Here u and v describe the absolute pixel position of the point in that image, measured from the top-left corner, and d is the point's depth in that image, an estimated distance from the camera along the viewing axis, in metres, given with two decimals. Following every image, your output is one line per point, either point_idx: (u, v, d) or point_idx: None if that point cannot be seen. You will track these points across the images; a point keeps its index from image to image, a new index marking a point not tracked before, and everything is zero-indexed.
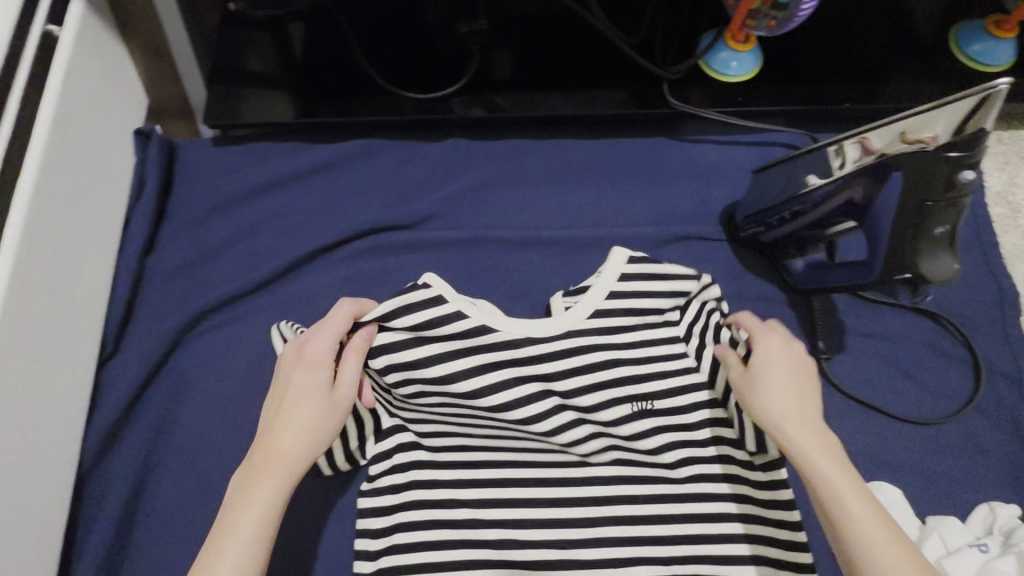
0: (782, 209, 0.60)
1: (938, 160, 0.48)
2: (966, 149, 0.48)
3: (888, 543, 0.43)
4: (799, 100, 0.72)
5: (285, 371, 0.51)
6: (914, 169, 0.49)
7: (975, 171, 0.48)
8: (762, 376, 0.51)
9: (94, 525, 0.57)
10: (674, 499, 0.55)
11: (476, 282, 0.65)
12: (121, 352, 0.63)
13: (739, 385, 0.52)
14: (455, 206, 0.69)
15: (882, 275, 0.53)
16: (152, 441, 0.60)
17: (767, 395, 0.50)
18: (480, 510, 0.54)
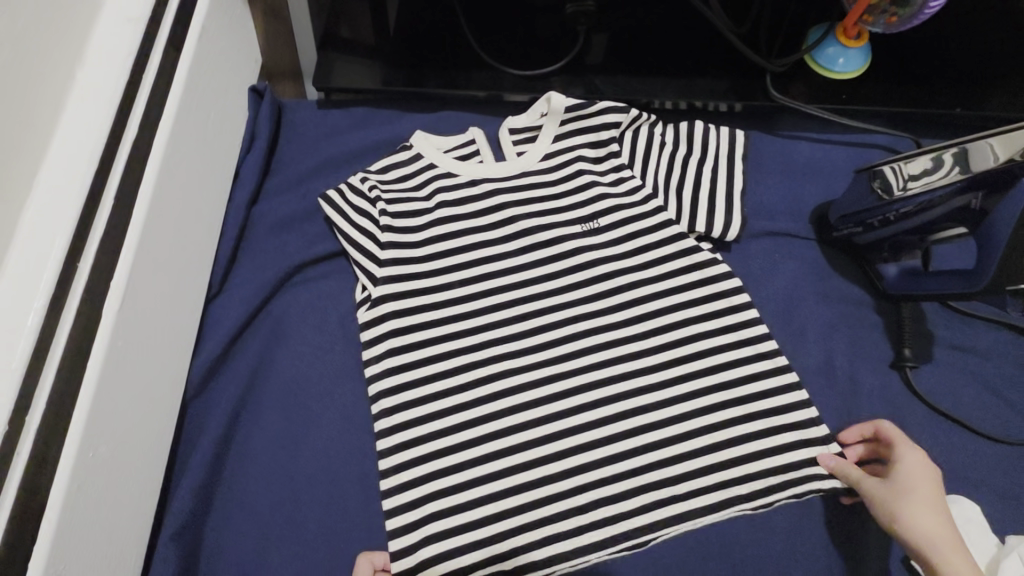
0: (883, 210, 0.60)
1: None
2: None
3: None
4: (904, 101, 0.70)
5: None
6: None
7: None
8: (908, 495, 0.53)
9: (195, 449, 0.61)
10: (731, 473, 0.59)
11: (562, 260, 0.68)
12: (224, 294, 0.68)
13: (880, 494, 0.55)
14: (547, 184, 0.71)
15: (992, 283, 0.55)
16: (249, 378, 0.65)
17: (913, 511, 0.52)
18: (523, 465, 0.59)
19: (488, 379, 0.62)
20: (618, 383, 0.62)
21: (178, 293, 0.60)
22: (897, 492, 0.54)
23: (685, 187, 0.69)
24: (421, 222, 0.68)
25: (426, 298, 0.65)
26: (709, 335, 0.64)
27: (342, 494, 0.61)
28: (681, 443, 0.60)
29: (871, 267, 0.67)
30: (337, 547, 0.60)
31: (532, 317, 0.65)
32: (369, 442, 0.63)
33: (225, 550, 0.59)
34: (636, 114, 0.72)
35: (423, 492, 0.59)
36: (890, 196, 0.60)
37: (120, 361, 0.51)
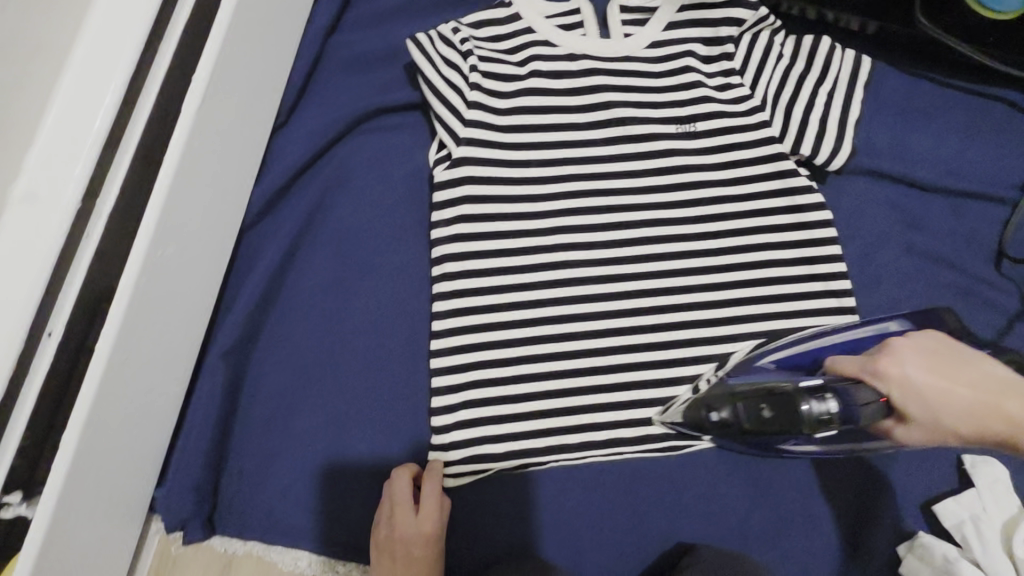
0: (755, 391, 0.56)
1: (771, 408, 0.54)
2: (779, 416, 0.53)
3: (955, 390, 0.50)
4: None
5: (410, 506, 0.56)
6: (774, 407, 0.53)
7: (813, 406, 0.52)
8: (931, 394, 0.51)
9: (248, 278, 0.60)
10: None
11: (650, 159, 0.64)
12: (291, 124, 0.63)
13: (911, 406, 0.51)
14: (649, 74, 0.66)
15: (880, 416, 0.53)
16: (308, 218, 0.63)
17: (944, 396, 0.50)
18: (575, 355, 0.59)
19: (554, 267, 0.61)
20: (685, 293, 0.61)
21: (250, 110, 0.56)
22: (922, 400, 0.51)
23: (796, 105, 0.64)
24: (509, 88, 0.63)
25: (504, 169, 0.61)
26: (786, 263, 0.62)
27: (391, 348, 0.61)
28: (712, 364, 0.60)
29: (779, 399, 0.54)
30: (379, 397, 0.60)
31: (609, 213, 0.62)
32: (424, 305, 0.62)
33: (268, 380, 0.59)
34: (763, 13, 0.66)
35: (473, 361, 0.59)
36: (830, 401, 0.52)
37: (190, 168, 0.49)
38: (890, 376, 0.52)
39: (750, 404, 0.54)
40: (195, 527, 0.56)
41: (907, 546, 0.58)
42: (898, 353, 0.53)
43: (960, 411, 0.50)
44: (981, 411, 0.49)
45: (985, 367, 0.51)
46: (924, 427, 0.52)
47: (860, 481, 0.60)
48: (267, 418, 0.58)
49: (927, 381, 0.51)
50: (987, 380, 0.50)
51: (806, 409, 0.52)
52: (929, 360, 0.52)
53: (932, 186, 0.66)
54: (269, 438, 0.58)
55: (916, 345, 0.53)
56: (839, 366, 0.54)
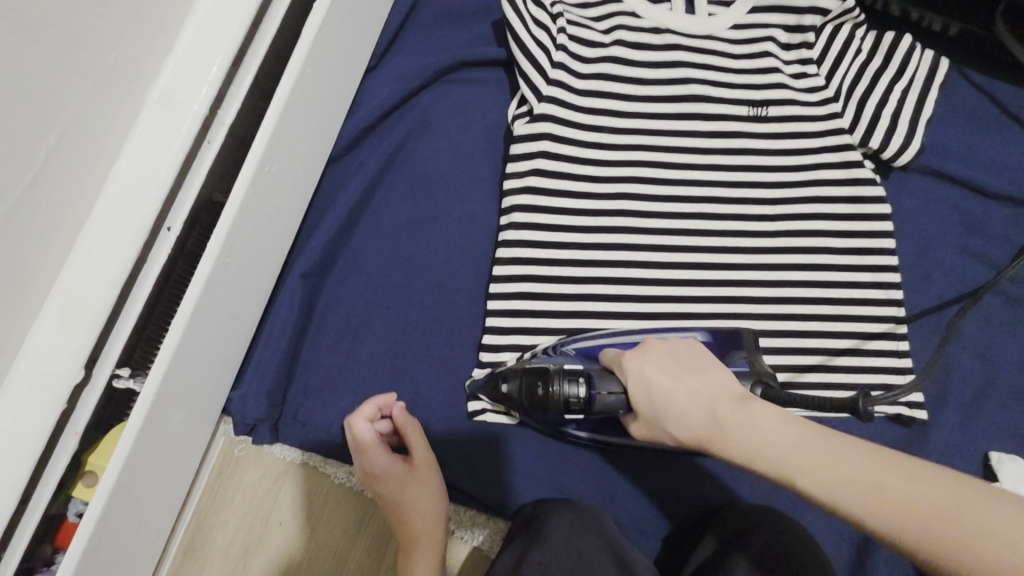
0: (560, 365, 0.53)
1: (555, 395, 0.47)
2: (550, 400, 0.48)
3: (680, 390, 0.42)
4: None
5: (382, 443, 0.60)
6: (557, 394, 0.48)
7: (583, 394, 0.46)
8: (641, 383, 0.44)
9: (330, 208, 0.63)
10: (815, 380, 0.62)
11: (721, 137, 0.66)
12: (381, 67, 0.66)
13: (634, 396, 0.44)
14: (728, 55, 0.68)
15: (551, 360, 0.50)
16: (390, 157, 0.65)
17: (646, 377, 0.44)
18: (626, 316, 0.62)
19: (616, 229, 0.63)
20: (738, 270, 0.63)
21: (353, 46, 0.59)
22: (632, 382, 0.44)
23: (869, 99, 0.66)
24: (593, 54, 0.66)
25: (579, 129, 0.63)
26: (840, 251, 0.64)
27: (456, 287, 0.64)
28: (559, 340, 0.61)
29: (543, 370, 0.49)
30: (439, 334, 0.63)
31: (674, 184, 0.64)
32: (488, 252, 0.65)
33: (340, 305, 0.62)
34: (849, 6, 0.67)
35: (528, 308, 0.61)
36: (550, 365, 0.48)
37: (302, 89, 0.52)
38: (628, 373, 0.45)
39: (531, 380, 0.49)
40: (263, 431, 0.60)
41: None
42: (646, 352, 0.45)
43: (672, 410, 0.42)
44: (691, 408, 0.41)
45: (713, 371, 0.43)
46: (652, 426, 0.44)
47: None
48: (337, 339, 0.62)
49: (663, 383, 0.43)
50: (720, 387, 0.42)
51: (554, 390, 0.47)
52: (669, 361, 0.44)
53: (991, 190, 0.67)
54: (336, 358, 0.61)
55: (668, 348, 0.45)
56: (609, 358, 0.48)
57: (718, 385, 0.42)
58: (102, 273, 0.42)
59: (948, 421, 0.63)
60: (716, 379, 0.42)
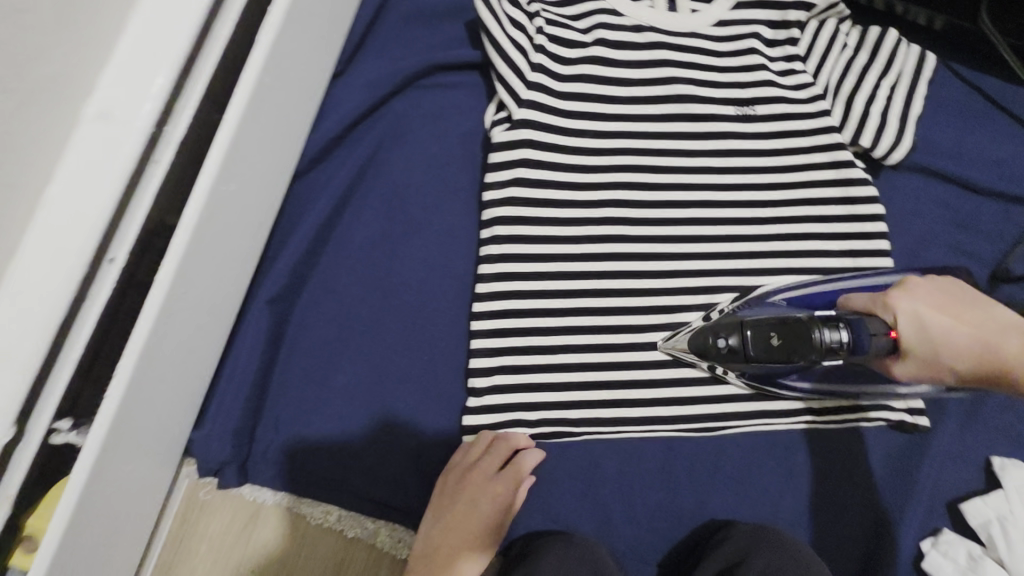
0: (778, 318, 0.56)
1: (798, 341, 0.54)
2: (806, 351, 0.54)
3: (946, 318, 0.54)
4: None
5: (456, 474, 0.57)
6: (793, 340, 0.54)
7: (841, 332, 0.54)
8: (911, 318, 0.55)
9: (296, 227, 0.58)
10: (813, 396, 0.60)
11: (708, 138, 0.63)
12: (349, 73, 0.62)
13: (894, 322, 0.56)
14: (713, 53, 0.65)
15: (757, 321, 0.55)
16: (361, 169, 0.61)
17: (921, 313, 0.55)
18: (617, 329, 0.59)
19: (603, 239, 0.60)
20: (732, 276, 0.61)
21: (316, 51, 0.55)
22: (888, 310, 0.56)
23: (857, 97, 0.64)
24: (574, 55, 0.62)
25: (560, 137, 0.60)
26: (833, 255, 0.62)
27: (437, 307, 0.60)
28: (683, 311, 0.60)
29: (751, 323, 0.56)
30: (422, 356, 0.59)
31: (662, 189, 0.61)
32: (470, 267, 0.61)
33: (311, 331, 0.58)
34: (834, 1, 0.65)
35: (516, 325, 0.58)
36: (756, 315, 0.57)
37: (259, 101, 0.47)
38: (900, 308, 0.56)
39: (759, 330, 0.55)
40: (230, 473, 0.55)
41: (930, 542, 0.58)
42: (914, 291, 0.56)
43: (957, 344, 0.54)
44: (971, 344, 0.53)
45: (991, 310, 0.54)
46: (922, 361, 0.56)
47: (890, 473, 0.61)
48: (309, 369, 0.57)
49: (940, 317, 0.55)
50: (1002, 324, 0.53)
51: (817, 337, 0.54)
52: (939, 299, 0.56)
53: (981, 187, 0.66)
54: (308, 389, 0.57)
55: (932, 287, 0.57)
56: (856, 302, 0.58)
57: (988, 317, 0.54)
58: (35, 313, 0.37)
59: (947, 426, 0.62)
60: (990, 313, 0.54)
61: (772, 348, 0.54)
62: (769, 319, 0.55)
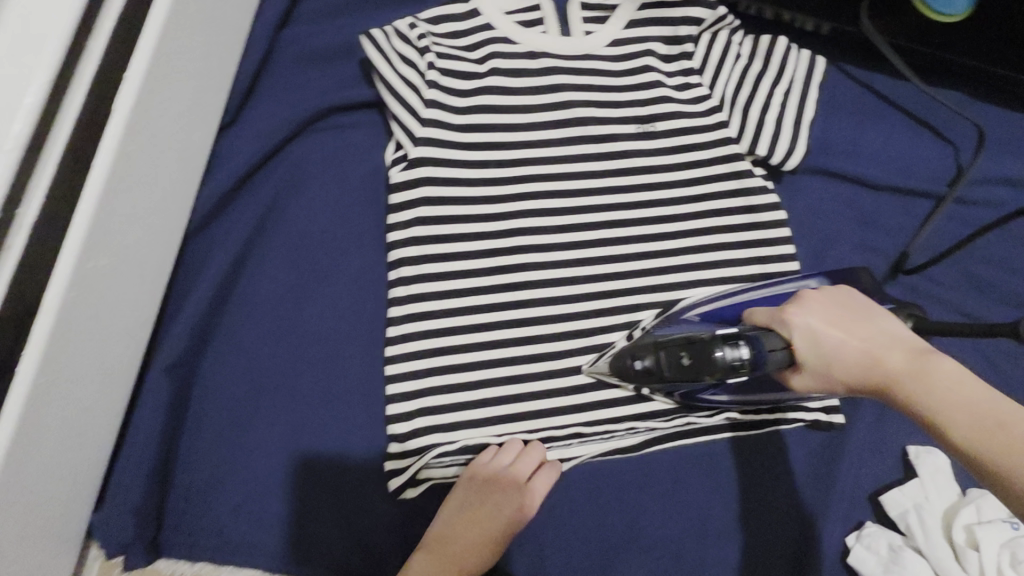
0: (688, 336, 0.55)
1: (706, 361, 0.51)
2: (711, 368, 0.51)
3: (840, 335, 0.48)
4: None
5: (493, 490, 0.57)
6: (700, 360, 0.52)
7: (746, 350, 0.50)
8: (801, 331, 0.49)
9: (193, 287, 0.57)
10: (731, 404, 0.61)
11: (610, 160, 0.63)
12: (240, 123, 0.60)
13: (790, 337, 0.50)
14: (610, 74, 0.65)
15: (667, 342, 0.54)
16: (260, 221, 0.60)
17: (815, 327, 0.49)
18: (533, 358, 0.59)
19: (512, 269, 0.60)
20: (643, 295, 0.61)
21: (195, 107, 0.53)
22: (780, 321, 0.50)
23: (753, 105, 0.65)
24: (470, 86, 0.61)
25: (460, 172, 0.59)
26: (741, 263, 0.63)
27: (348, 354, 0.59)
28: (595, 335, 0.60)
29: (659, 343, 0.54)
30: (338, 407, 0.58)
31: (569, 214, 0.62)
32: (380, 309, 0.60)
33: (218, 393, 0.56)
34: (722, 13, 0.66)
35: (432, 365, 0.58)
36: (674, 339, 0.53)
37: (126, 170, 0.45)
38: (792, 323, 0.50)
39: (669, 351, 0.53)
40: (137, 551, 0.54)
41: (854, 536, 0.60)
42: (804, 304, 0.50)
43: (847, 361, 0.47)
44: (855, 361, 0.47)
45: (882, 323, 0.48)
46: (819, 376, 0.49)
47: (812, 473, 0.62)
48: (219, 432, 0.56)
49: (830, 333, 0.48)
50: (890, 338, 0.47)
51: (719, 356, 0.50)
52: (834, 312, 0.49)
53: (879, 183, 0.68)
54: (218, 455, 0.55)
55: (829, 298, 0.50)
56: (756, 315, 0.53)
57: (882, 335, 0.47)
58: None
59: (863, 421, 0.64)
60: (880, 328, 0.48)
61: (682, 369, 0.52)
62: (676, 338, 0.54)
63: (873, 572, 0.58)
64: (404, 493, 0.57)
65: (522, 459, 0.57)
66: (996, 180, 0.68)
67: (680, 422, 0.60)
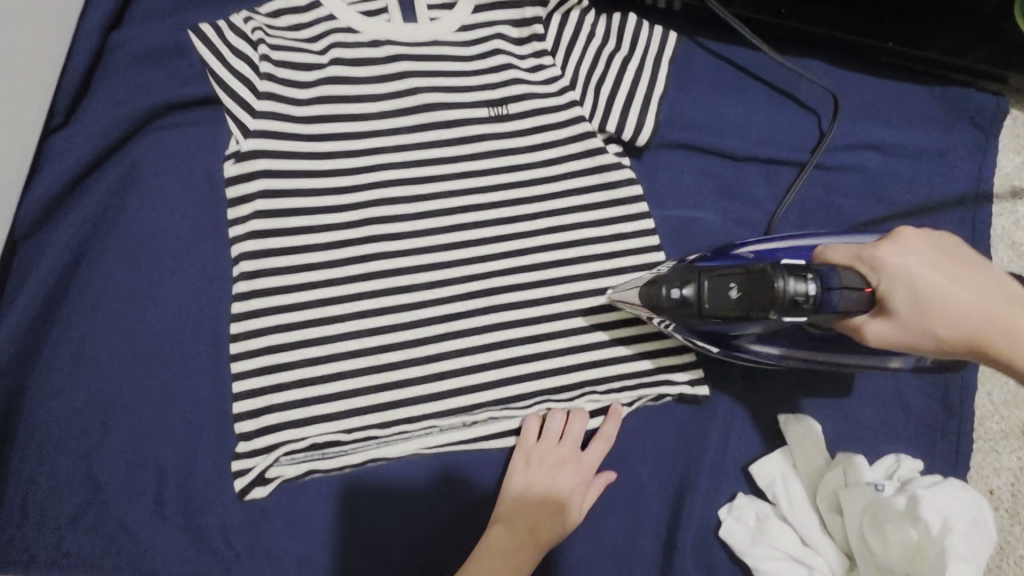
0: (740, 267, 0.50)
1: (761, 292, 0.46)
2: (762, 304, 0.46)
3: (944, 283, 0.50)
4: (909, 42, 0.67)
5: (562, 457, 0.58)
6: (751, 291, 0.46)
7: (813, 287, 0.46)
8: (897, 275, 0.50)
9: (20, 294, 0.55)
10: (591, 382, 0.59)
11: (464, 144, 0.62)
12: (71, 125, 0.59)
13: (877, 280, 0.50)
14: (458, 59, 0.64)
15: (717, 271, 0.48)
16: (95, 224, 0.58)
17: (907, 270, 0.50)
18: (385, 348, 0.57)
19: (361, 259, 0.58)
20: (497, 277, 0.60)
21: (3, 108, 0.51)
22: (871, 262, 0.50)
23: (604, 83, 0.65)
24: (310, 78, 0.60)
25: (301, 164, 0.58)
26: (600, 240, 0.62)
27: (191, 356, 0.56)
28: (448, 323, 0.58)
29: (711, 271, 0.49)
30: (182, 410, 0.56)
31: (421, 201, 0.60)
32: (223, 307, 0.58)
33: (50, 402, 0.54)
34: None
35: (276, 361, 0.56)
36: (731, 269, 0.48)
37: None
38: (888, 264, 0.50)
39: (717, 280, 0.47)
40: None
41: (727, 508, 0.59)
42: (905, 245, 0.50)
43: (959, 311, 0.49)
44: (966, 312, 0.49)
45: (983, 274, 0.51)
46: (902, 323, 0.50)
47: (684, 447, 0.61)
48: (54, 441, 0.54)
49: (931, 278, 0.50)
50: (997, 290, 0.50)
51: (781, 287, 0.45)
52: (929, 256, 0.50)
53: (741, 154, 0.68)
54: (51, 467, 0.53)
55: (921, 241, 0.51)
56: (830, 256, 0.52)
57: (993, 287, 0.50)
58: None
59: (736, 392, 0.63)
60: (992, 278, 0.51)
61: (732, 303, 0.47)
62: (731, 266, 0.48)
63: (742, 543, 0.57)
64: (252, 493, 0.55)
65: (571, 429, 0.59)
66: (856, 145, 0.69)
67: (542, 404, 0.59)
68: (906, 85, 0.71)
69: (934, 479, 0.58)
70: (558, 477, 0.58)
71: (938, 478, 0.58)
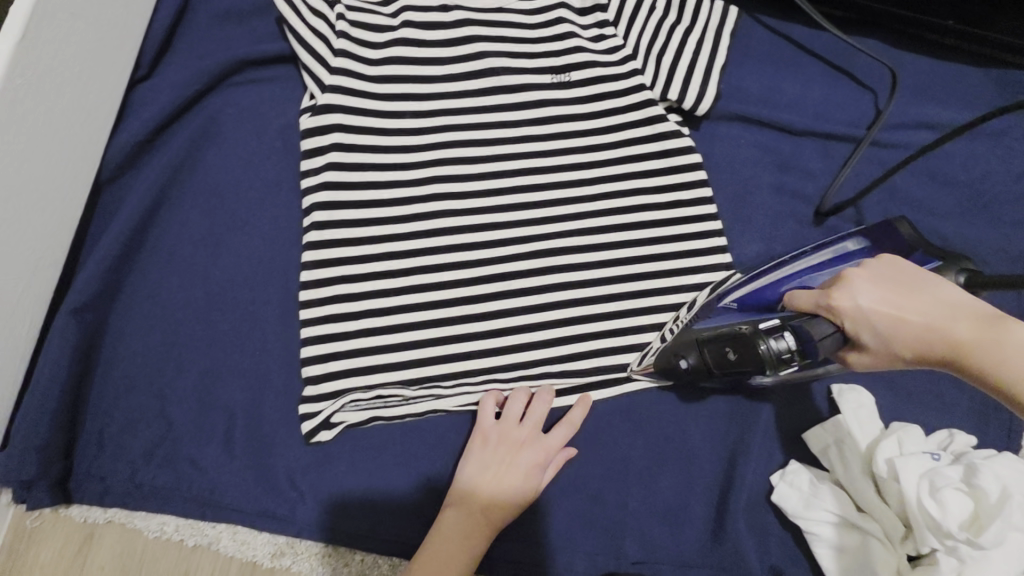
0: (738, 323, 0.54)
1: (749, 354, 0.50)
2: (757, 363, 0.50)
3: (902, 311, 0.45)
4: (976, 20, 0.67)
5: (523, 438, 0.57)
6: (743, 354, 0.51)
7: (793, 340, 0.49)
8: (847, 307, 0.46)
9: (103, 236, 0.58)
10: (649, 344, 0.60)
11: (527, 108, 0.64)
12: (154, 78, 0.61)
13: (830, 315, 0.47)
14: (522, 27, 0.65)
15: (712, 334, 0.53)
16: (174, 172, 0.60)
17: (860, 301, 0.46)
18: (448, 302, 0.58)
19: (426, 215, 0.60)
20: (558, 238, 0.61)
21: (101, 52, 0.54)
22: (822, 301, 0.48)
23: (666, 53, 0.66)
24: (381, 39, 0.62)
25: (373, 120, 0.60)
26: (658, 206, 0.63)
27: (262, 301, 0.58)
28: (509, 280, 0.60)
29: (704, 337, 0.53)
30: (251, 352, 0.57)
31: (484, 163, 0.62)
32: (295, 256, 0.59)
33: (129, 339, 0.57)
34: None
35: (344, 309, 0.57)
36: (725, 333, 0.52)
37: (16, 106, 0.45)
38: (837, 301, 0.47)
39: (712, 349, 0.52)
40: (40, 493, 0.53)
41: (779, 474, 0.60)
42: (851, 280, 0.47)
43: (921, 337, 0.44)
44: (927, 336, 0.44)
45: (951, 291, 0.44)
46: (874, 354, 0.47)
47: (738, 414, 0.62)
48: (132, 376, 0.56)
49: (884, 308, 0.45)
50: (955, 305, 0.43)
51: (764, 349, 0.49)
52: (888, 284, 0.46)
53: (798, 128, 0.68)
54: (129, 400, 0.56)
55: (879, 269, 0.47)
56: (797, 299, 0.50)
57: (958, 305, 0.44)
58: None
59: None
60: (956, 295, 0.44)
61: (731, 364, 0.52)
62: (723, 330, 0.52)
63: (795, 507, 0.58)
64: (318, 436, 0.56)
65: (532, 410, 0.58)
66: (913, 124, 0.69)
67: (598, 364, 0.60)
68: (964, 67, 0.72)
69: (990, 453, 0.57)
70: (512, 456, 0.57)
71: (993, 452, 0.58)
